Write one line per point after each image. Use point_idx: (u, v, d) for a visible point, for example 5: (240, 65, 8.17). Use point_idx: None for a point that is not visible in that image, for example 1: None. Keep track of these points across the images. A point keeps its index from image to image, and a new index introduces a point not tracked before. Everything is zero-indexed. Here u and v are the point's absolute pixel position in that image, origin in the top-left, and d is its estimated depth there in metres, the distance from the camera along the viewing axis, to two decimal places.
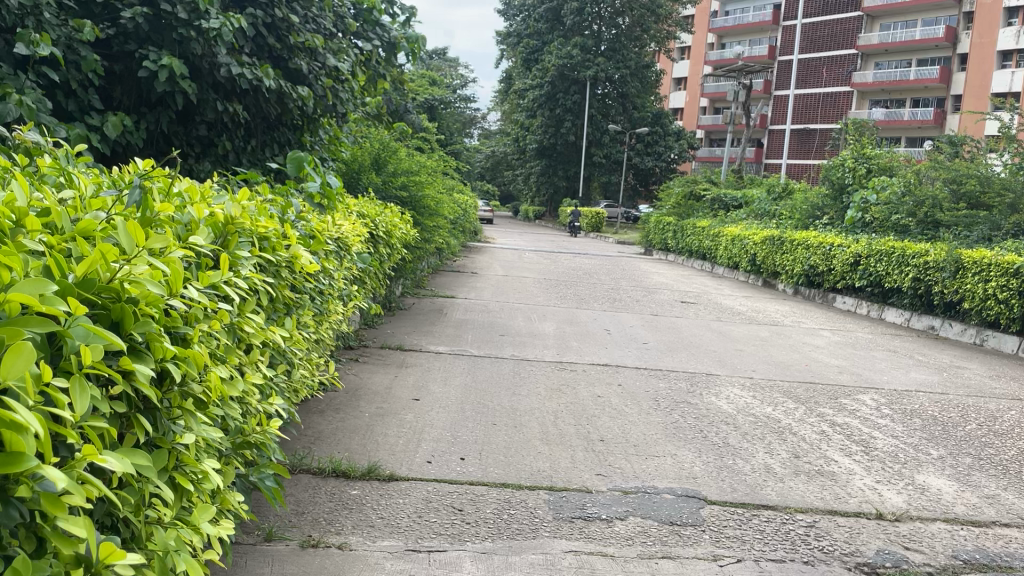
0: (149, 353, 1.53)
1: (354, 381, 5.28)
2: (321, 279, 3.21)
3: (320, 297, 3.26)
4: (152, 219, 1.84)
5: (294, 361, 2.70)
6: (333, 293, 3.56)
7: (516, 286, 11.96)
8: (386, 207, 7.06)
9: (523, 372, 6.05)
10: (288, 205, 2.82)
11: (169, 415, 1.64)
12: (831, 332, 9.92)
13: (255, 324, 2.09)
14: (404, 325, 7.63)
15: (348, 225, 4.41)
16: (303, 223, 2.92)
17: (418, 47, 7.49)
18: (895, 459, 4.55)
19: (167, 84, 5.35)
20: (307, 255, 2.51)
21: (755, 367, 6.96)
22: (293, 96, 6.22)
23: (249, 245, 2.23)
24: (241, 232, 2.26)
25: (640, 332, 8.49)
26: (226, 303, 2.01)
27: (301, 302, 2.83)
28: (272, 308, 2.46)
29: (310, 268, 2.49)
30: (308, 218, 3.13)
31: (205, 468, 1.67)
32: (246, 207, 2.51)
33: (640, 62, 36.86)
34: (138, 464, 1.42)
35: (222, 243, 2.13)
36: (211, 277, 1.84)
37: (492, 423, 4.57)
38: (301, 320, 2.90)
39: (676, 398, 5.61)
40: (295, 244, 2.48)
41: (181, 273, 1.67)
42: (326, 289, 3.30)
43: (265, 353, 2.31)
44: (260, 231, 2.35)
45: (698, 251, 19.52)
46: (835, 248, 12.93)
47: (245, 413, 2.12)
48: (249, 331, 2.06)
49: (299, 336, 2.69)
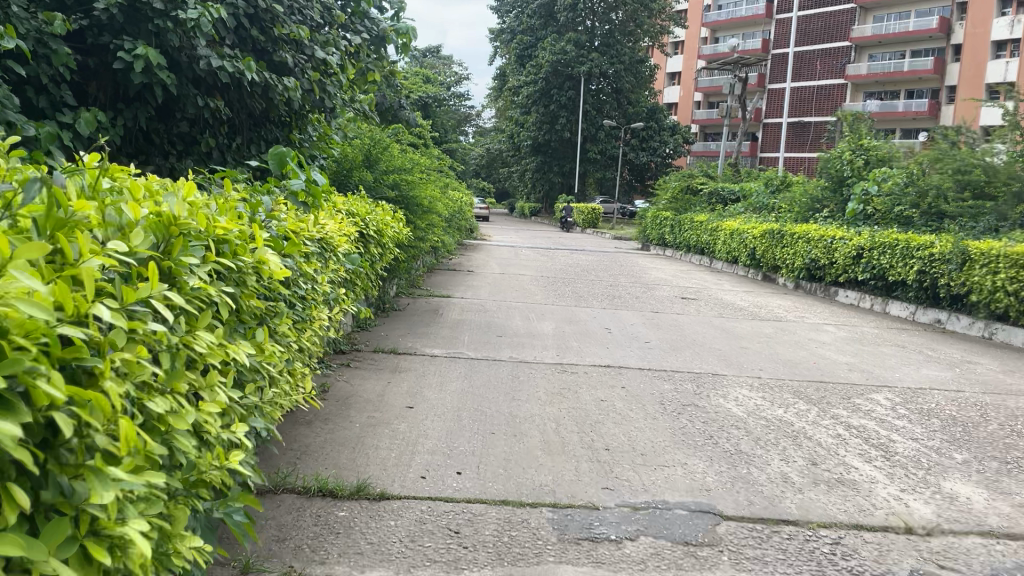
0: (30, 399, 1.28)
1: (345, 389, 5.00)
2: (300, 284, 2.93)
3: (300, 303, 2.97)
4: (64, 223, 1.57)
5: (267, 377, 2.42)
6: (315, 298, 3.28)
7: (513, 284, 11.69)
8: (377, 205, 6.79)
9: (521, 375, 5.77)
10: (259, 203, 2.55)
11: (73, 471, 1.38)
12: (837, 327, 9.66)
13: (209, 342, 1.82)
14: (397, 327, 7.35)
15: (334, 226, 4.12)
16: (275, 222, 2.65)
17: (408, 39, 7.22)
18: (918, 464, 4.29)
19: (143, 76, 5.06)
20: (276, 259, 2.23)
21: (761, 365, 6.71)
22: (278, 89, 5.91)
23: (202, 249, 1.96)
24: (192, 234, 1.99)
25: (641, 330, 8.23)
26: (167, 320, 1.74)
27: (275, 311, 2.54)
28: (235, 320, 2.18)
29: (278, 274, 2.21)
30: (283, 217, 2.85)
31: (126, 531, 1.41)
32: (204, 207, 2.23)
33: (634, 57, 36.57)
34: (5, 555, 1.18)
35: (166, 247, 1.85)
36: (138, 293, 1.57)
37: (491, 433, 4.30)
38: (278, 330, 2.64)
39: (683, 400, 5.35)
40: (261, 246, 2.20)
41: (85, 293, 1.41)
42: (306, 294, 3.02)
43: (227, 373, 2.04)
44: (218, 233, 2.07)
45: (696, 245, 19.26)
46: (837, 241, 12.68)
47: (204, 444, 1.87)
48: (201, 350, 1.79)
49: (272, 349, 2.40)
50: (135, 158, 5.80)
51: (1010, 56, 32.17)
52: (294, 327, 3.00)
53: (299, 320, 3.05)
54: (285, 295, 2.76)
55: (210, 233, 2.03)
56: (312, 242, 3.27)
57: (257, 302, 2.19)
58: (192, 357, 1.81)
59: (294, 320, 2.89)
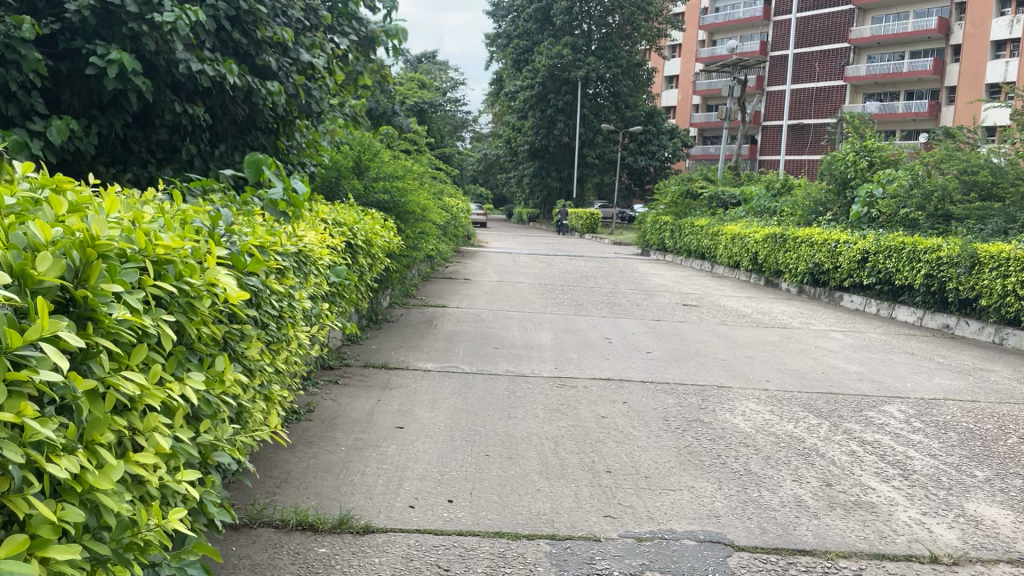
0: None
1: (332, 409, 4.77)
2: (273, 303, 2.71)
3: (274, 323, 2.76)
4: None
5: (234, 409, 2.23)
6: (292, 314, 3.07)
7: (511, 293, 11.46)
8: (367, 214, 6.55)
9: (517, 391, 5.53)
10: (218, 214, 2.36)
11: None
12: (843, 334, 9.41)
13: (136, 383, 1.64)
14: (391, 339, 7.12)
15: (316, 236, 3.92)
16: (243, 233, 2.47)
17: (398, 40, 6.98)
18: (939, 484, 4.05)
19: (118, 82, 4.83)
20: (231, 280, 2.03)
21: (768, 376, 6.47)
22: (261, 93, 5.68)
23: (137, 273, 1.78)
24: (126, 258, 1.81)
25: (643, 339, 7.99)
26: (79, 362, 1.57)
27: (240, 336, 2.34)
28: (186, 351, 1.99)
29: (232, 297, 2.02)
30: (255, 230, 2.64)
31: None
32: (150, 224, 2.04)
33: (631, 61, 36.42)
34: None
35: (87, 274, 1.68)
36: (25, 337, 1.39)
37: (485, 455, 4.07)
38: (250, 351, 2.46)
39: (688, 416, 5.10)
40: (213, 266, 2.02)
41: None
42: (279, 314, 2.81)
43: (174, 413, 1.86)
44: (157, 255, 1.88)
45: (697, 251, 19.02)
46: (841, 245, 12.45)
47: (142, 498, 1.71)
48: (129, 391, 1.62)
49: (237, 379, 2.21)
50: (112, 168, 5.57)
51: (1010, 56, 32.06)
52: (269, 347, 2.82)
53: (274, 340, 2.86)
54: (257, 314, 2.57)
55: (148, 253, 1.84)
56: (290, 255, 3.08)
57: (216, 325, 2.01)
58: (121, 399, 1.65)
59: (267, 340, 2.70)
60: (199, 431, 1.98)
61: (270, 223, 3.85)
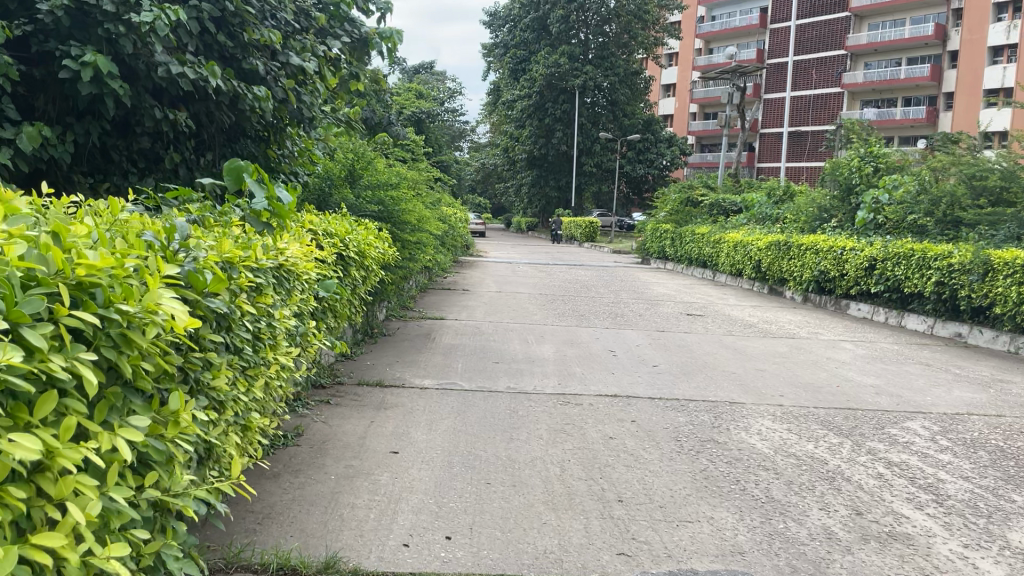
0: None
1: (322, 432, 4.46)
2: (247, 322, 2.42)
3: (248, 346, 2.48)
4: None
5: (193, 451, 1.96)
6: (268, 334, 2.77)
7: (510, 304, 11.16)
8: (360, 224, 6.24)
9: (520, 409, 5.22)
10: (173, 228, 2.10)
11: None
12: (854, 344, 9.10)
13: (33, 444, 1.38)
14: (387, 355, 6.82)
15: (301, 248, 3.61)
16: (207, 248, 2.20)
17: (393, 43, 6.68)
18: (977, 511, 3.74)
19: (92, 86, 4.54)
20: (174, 305, 1.75)
21: (782, 391, 6.17)
22: (247, 98, 5.37)
23: (46, 302, 1.52)
24: (35, 286, 1.54)
25: (648, 352, 7.69)
26: None
27: (201, 365, 2.06)
28: (122, 392, 1.72)
29: (177, 326, 1.75)
30: (220, 242, 2.35)
31: None
32: (78, 241, 1.76)
33: (628, 70, 36.27)
34: None
35: None
36: None
37: (487, 483, 3.77)
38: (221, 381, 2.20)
39: (701, 436, 4.79)
40: (155, 289, 1.75)
41: None
42: (253, 335, 2.51)
43: (103, 469, 1.60)
44: (74, 280, 1.60)
45: (698, 259, 18.74)
46: (847, 252, 12.16)
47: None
48: (26, 456, 1.36)
49: (195, 416, 1.93)
50: (90, 178, 5.27)
51: (1008, 61, 31.97)
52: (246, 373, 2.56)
53: (252, 364, 2.60)
54: (227, 338, 2.31)
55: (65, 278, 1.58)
56: (272, 270, 2.81)
57: (163, 361, 1.75)
58: (20, 463, 1.39)
59: (243, 366, 2.44)
60: (143, 484, 1.72)
61: (252, 236, 3.58)
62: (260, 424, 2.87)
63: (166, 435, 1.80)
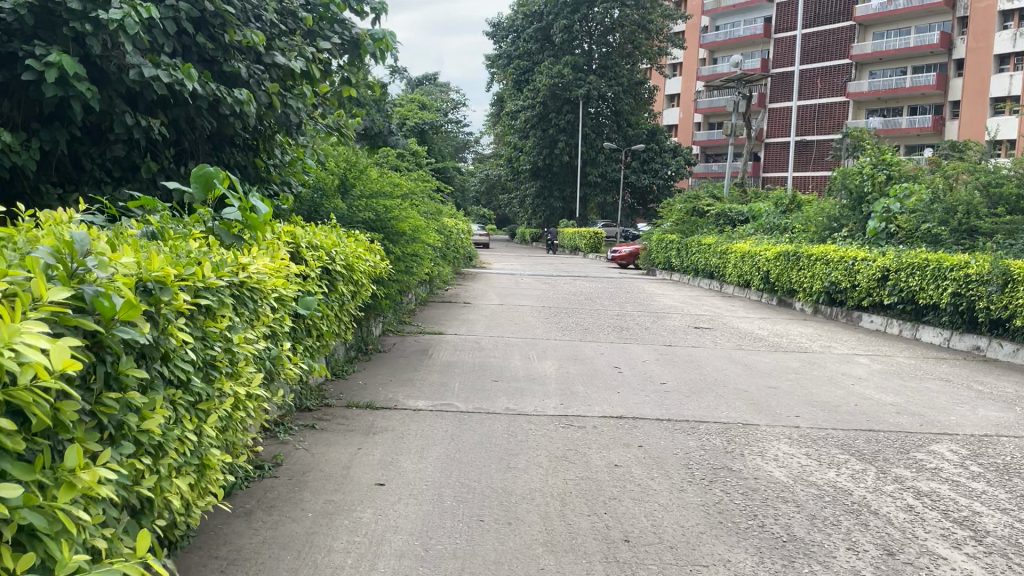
0: None
1: (304, 461, 4.12)
2: (186, 350, 2.11)
3: (188, 375, 2.17)
4: None
5: (98, 515, 1.65)
6: (220, 362, 2.45)
7: (512, 317, 10.82)
8: (351, 237, 5.93)
9: (518, 433, 4.86)
10: (74, 244, 1.78)
11: None
12: (870, 359, 8.72)
13: None
14: (380, 373, 6.47)
15: (277, 262, 3.30)
16: (128, 267, 1.90)
17: (386, 46, 6.40)
18: (1020, 549, 3.38)
19: (57, 88, 4.25)
20: (41, 344, 1.42)
21: (798, 411, 5.81)
22: (228, 102, 5.08)
23: None
24: None
25: (655, 368, 7.34)
26: None
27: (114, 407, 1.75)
28: None
29: (47, 371, 1.44)
30: (146, 257, 2.02)
31: None
32: None
33: (632, 79, 36.03)
34: None
35: None
36: None
37: (479, 520, 3.43)
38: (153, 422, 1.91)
39: (714, 463, 4.44)
40: (18, 328, 1.42)
41: None
42: (195, 363, 2.20)
43: None
44: None
45: (705, 270, 18.36)
46: (859, 262, 11.79)
47: None
48: None
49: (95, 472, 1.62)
50: (60, 187, 4.95)
51: (1014, 69, 31.64)
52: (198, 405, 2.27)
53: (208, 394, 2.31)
54: (160, 370, 2.01)
55: None
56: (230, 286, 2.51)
57: (43, 417, 1.45)
58: None
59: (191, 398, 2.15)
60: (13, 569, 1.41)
61: (221, 249, 3.28)
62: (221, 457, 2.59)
63: (50, 503, 1.49)
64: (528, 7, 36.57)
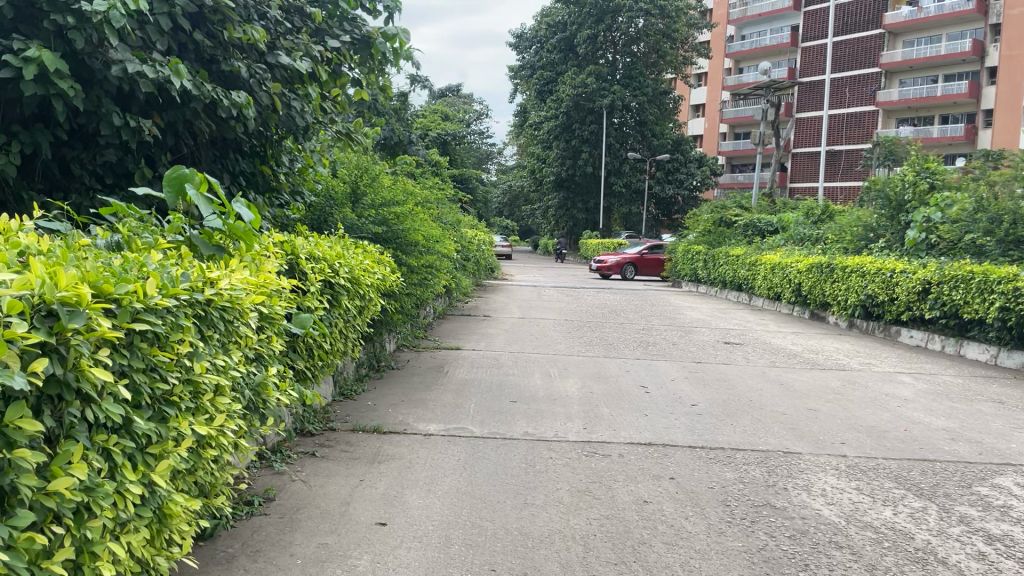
0: None
1: (299, 496, 3.72)
2: (115, 390, 1.80)
3: (118, 415, 1.86)
4: None
5: None
6: (175, 399, 2.12)
7: (534, 331, 10.41)
8: (360, 249, 5.54)
9: (537, 463, 4.43)
10: None
11: None
12: (914, 378, 8.18)
13: None
14: (391, 393, 6.07)
15: (266, 277, 2.94)
16: (23, 291, 1.64)
17: (400, 44, 5.98)
18: None
19: (35, 87, 3.89)
20: None
21: (843, 438, 5.33)
22: (224, 105, 4.72)
23: None
24: None
25: (686, 388, 6.88)
26: None
27: None
28: None
29: None
30: (54, 279, 1.74)
31: None
32: None
33: (657, 89, 35.59)
34: None
35: None
36: None
37: (492, 570, 3.00)
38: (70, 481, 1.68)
39: (755, 499, 3.99)
40: None
41: None
42: (127, 404, 1.89)
43: None
44: None
45: (733, 282, 17.78)
46: (897, 275, 11.23)
47: None
48: None
49: None
50: (46, 195, 4.59)
51: None
52: (150, 450, 2.00)
53: (161, 436, 2.03)
54: (69, 415, 1.72)
55: None
56: (188, 305, 2.22)
57: None
58: None
59: (132, 443, 1.89)
60: None
61: (199, 261, 2.93)
62: (192, 507, 2.32)
63: None
64: (552, 17, 36.29)
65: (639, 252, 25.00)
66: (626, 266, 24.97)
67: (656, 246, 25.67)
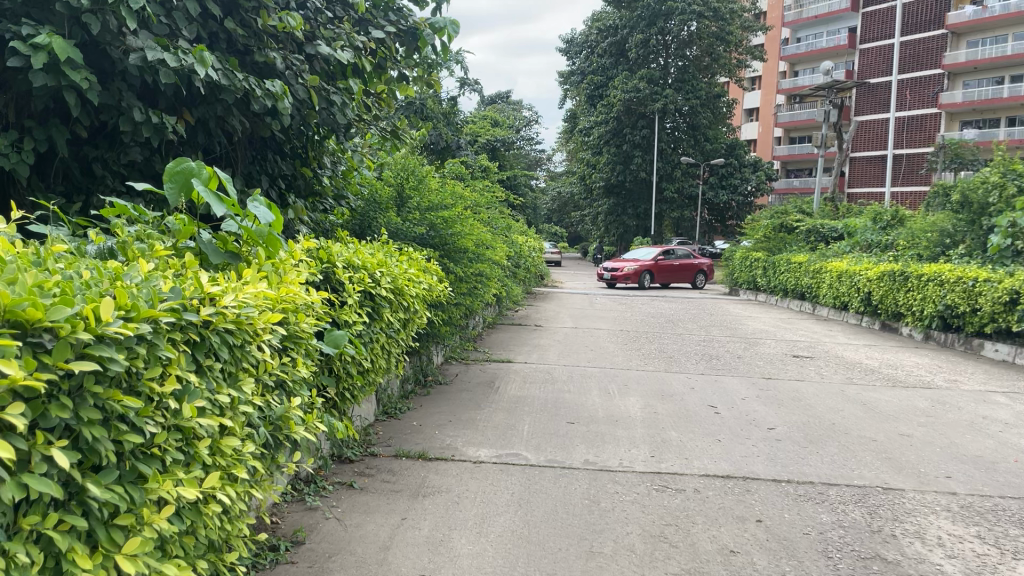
0: None
1: (335, 537, 3.27)
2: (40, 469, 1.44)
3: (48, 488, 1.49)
4: None
5: None
6: (142, 455, 1.75)
7: (589, 342, 9.87)
8: (407, 257, 5.09)
9: (602, 499, 3.89)
10: None
11: None
12: (1010, 397, 7.41)
13: None
14: (438, 412, 5.61)
15: (293, 289, 2.50)
16: None
17: (448, 36, 5.50)
18: None
19: (45, 77, 3.51)
20: None
21: (949, 472, 4.68)
22: (258, 96, 4.29)
23: None
24: None
25: (760, 409, 6.26)
26: None
27: None
28: None
29: None
30: None
31: None
32: None
33: (711, 93, 34.69)
34: None
35: None
36: None
37: None
38: None
39: (861, 550, 3.39)
40: None
41: None
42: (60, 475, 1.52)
43: None
44: None
45: (796, 290, 16.98)
46: (981, 284, 10.38)
47: None
48: None
49: None
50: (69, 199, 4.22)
51: None
52: (117, 522, 1.65)
53: (132, 503, 1.67)
54: None
55: None
56: (170, 330, 1.84)
57: None
58: None
59: (82, 520, 1.55)
60: None
61: (209, 272, 2.53)
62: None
63: None
64: (603, 21, 35.59)
65: (653, 258, 22.82)
66: (641, 273, 22.99)
67: (668, 251, 23.69)
